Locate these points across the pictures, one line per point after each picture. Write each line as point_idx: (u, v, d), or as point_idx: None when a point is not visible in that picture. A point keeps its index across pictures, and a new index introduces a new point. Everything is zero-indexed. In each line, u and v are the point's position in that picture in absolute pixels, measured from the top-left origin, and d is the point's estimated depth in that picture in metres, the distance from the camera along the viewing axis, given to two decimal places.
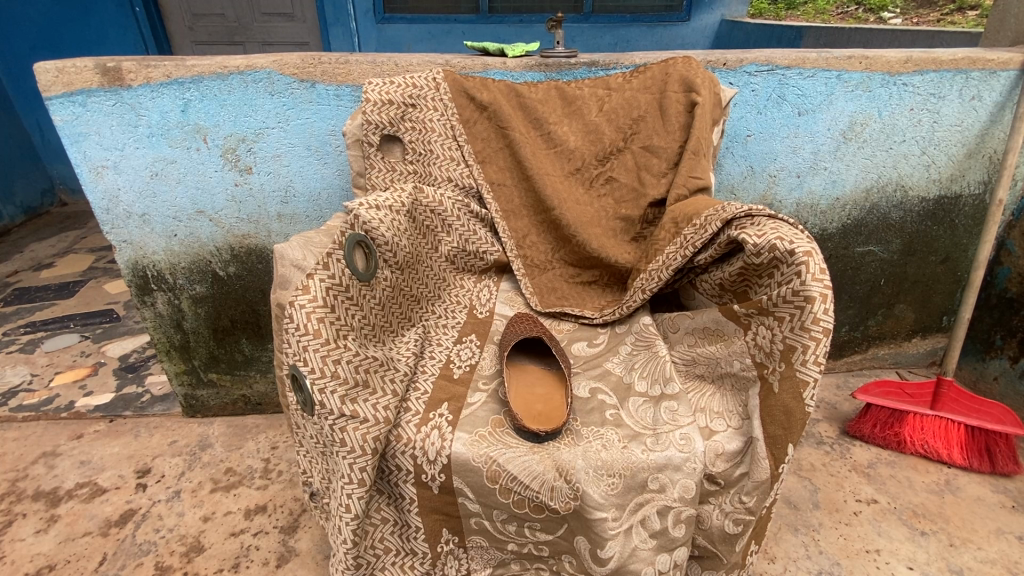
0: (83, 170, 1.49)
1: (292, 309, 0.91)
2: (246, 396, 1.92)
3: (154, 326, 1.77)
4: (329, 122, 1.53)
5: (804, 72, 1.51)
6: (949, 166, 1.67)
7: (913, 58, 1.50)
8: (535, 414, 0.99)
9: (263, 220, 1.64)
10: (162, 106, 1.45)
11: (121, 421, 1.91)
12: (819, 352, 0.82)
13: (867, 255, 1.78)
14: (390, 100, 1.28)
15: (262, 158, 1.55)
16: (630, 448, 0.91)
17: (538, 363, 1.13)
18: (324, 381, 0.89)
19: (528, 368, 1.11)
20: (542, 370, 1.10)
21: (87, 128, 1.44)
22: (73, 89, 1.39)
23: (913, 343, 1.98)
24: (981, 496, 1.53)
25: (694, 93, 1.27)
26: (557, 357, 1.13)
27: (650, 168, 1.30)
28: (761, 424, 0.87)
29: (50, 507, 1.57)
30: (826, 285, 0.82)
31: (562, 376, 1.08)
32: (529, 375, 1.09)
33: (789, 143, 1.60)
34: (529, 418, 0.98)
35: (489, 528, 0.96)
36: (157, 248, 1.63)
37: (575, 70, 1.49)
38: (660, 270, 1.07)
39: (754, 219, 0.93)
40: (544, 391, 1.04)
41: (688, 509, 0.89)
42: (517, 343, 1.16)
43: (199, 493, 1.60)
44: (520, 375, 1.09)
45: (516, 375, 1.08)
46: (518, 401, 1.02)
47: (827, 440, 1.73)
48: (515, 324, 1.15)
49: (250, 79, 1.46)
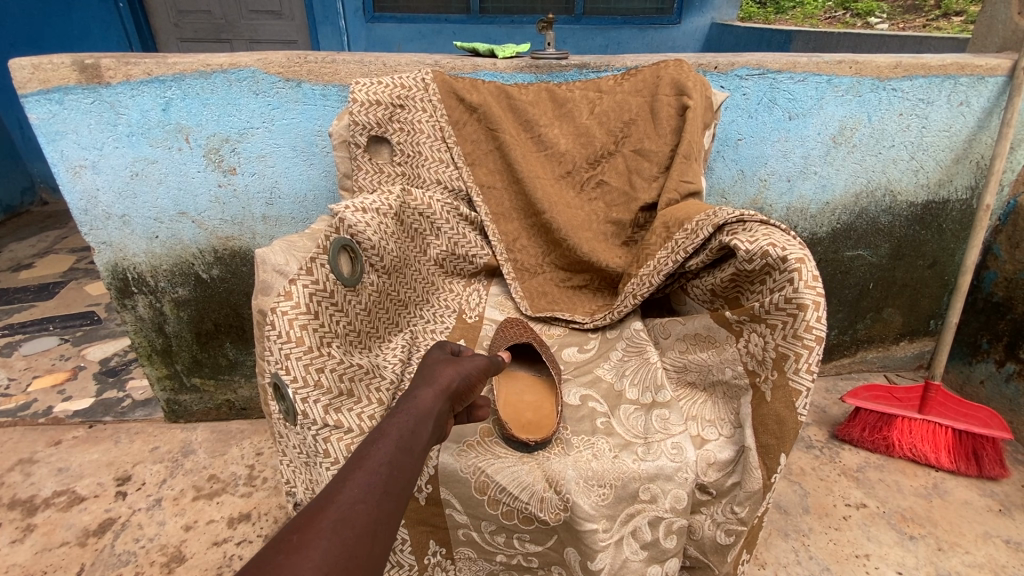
0: (60, 169, 1.45)
1: (273, 317, 0.89)
2: (230, 401, 1.88)
3: (135, 330, 1.73)
4: (315, 122, 1.50)
5: (794, 76, 1.50)
6: (937, 171, 1.67)
7: (903, 64, 1.51)
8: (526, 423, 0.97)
9: (248, 222, 1.60)
10: (142, 105, 1.41)
11: (101, 426, 1.86)
12: (811, 361, 0.81)
13: (856, 259, 1.79)
14: (378, 100, 1.26)
15: (245, 159, 1.52)
16: (620, 458, 0.89)
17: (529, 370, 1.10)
18: (307, 391, 0.87)
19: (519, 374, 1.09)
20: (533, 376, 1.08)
21: (64, 126, 1.39)
22: (49, 86, 1.35)
23: (901, 347, 2.00)
24: (969, 500, 1.53)
25: (686, 96, 1.26)
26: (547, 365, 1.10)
27: (641, 172, 1.29)
28: (753, 433, 0.86)
29: (26, 517, 1.52)
30: (819, 293, 0.81)
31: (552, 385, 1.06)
32: (521, 380, 1.07)
33: (779, 147, 1.59)
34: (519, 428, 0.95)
35: (477, 540, 0.94)
36: (138, 250, 1.59)
37: (565, 72, 1.48)
38: (651, 275, 1.06)
39: (745, 224, 0.92)
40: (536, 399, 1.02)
41: (679, 520, 0.88)
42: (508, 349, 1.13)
43: (181, 500, 1.56)
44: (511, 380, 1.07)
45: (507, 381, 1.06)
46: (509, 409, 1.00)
47: (817, 444, 1.74)
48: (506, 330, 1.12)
49: (233, 78, 1.42)
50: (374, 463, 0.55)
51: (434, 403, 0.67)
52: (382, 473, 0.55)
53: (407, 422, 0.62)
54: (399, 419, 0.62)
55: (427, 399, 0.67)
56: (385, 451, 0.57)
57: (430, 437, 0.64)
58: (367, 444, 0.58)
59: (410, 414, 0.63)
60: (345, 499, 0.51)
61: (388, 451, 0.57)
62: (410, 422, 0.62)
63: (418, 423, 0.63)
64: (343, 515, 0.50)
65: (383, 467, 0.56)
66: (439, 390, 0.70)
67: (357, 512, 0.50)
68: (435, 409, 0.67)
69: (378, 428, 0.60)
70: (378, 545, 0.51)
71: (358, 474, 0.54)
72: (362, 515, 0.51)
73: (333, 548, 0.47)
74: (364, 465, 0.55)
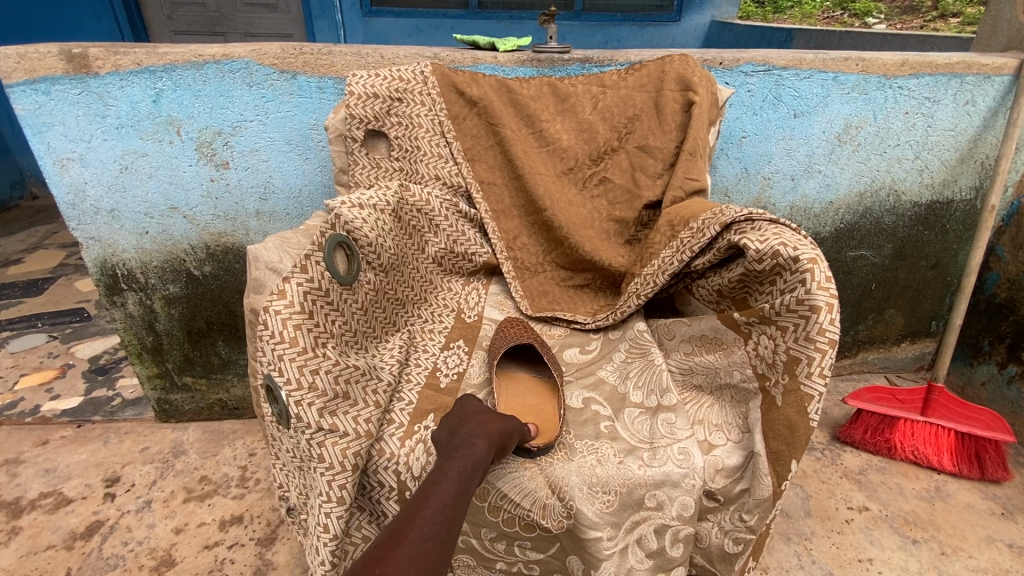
0: (47, 162, 1.40)
1: (265, 316, 0.85)
2: (223, 400, 1.85)
3: (124, 328, 1.68)
4: (311, 116, 1.46)
5: (800, 73, 1.48)
6: (942, 171, 1.66)
7: (909, 62, 1.48)
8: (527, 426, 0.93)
9: (241, 218, 1.56)
10: (132, 96, 1.37)
11: (90, 426, 1.82)
12: (824, 364, 0.78)
13: (860, 260, 1.77)
14: (375, 93, 1.22)
15: (238, 153, 1.48)
16: (626, 463, 0.86)
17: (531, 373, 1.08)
18: (301, 394, 0.83)
19: (522, 376, 1.07)
20: (535, 379, 1.06)
21: (50, 118, 1.35)
22: (35, 76, 1.30)
23: (902, 348, 1.98)
24: (972, 503, 1.52)
25: (691, 92, 1.24)
26: (548, 366, 1.08)
27: (645, 169, 1.26)
28: (762, 438, 0.83)
29: (10, 519, 1.48)
30: (833, 294, 0.78)
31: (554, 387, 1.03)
32: (523, 383, 1.05)
33: (783, 146, 1.57)
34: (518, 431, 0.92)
35: (477, 547, 0.91)
36: (127, 245, 1.55)
37: (567, 66, 1.45)
38: (656, 275, 1.03)
39: (754, 223, 0.89)
40: (538, 403, 0.99)
41: (686, 528, 0.86)
42: (510, 349, 1.11)
43: (171, 503, 1.53)
44: (513, 382, 1.05)
45: (509, 383, 1.04)
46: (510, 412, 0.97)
47: (818, 446, 1.72)
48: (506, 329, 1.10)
49: (226, 69, 1.38)
50: (439, 503, 0.60)
51: (482, 456, 0.72)
52: (447, 514, 0.59)
53: (462, 469, 0.67)
54: (455, 468, 0.67)
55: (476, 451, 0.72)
56: (447, 494, 0.62)
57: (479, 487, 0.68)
58: (429, 487, 0.62)
59: (464, 464, 0.68)
60: (418, 534, 0.55)
61: (450, 495, 0.62)
62: (465, 470, 0.67)
63: (471, 472, 0.67)
64: (418, 549, 0.53)
65: (447, 508, 0.60)
66: (485, 443, 0.74)
67: (429, 548, 0.53)
68: (482, 463, 0.71)
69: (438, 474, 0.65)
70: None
71: (426, 514, 0.58)
72: (433, 551, 0.54)
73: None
74: (429, 506, 0.59)
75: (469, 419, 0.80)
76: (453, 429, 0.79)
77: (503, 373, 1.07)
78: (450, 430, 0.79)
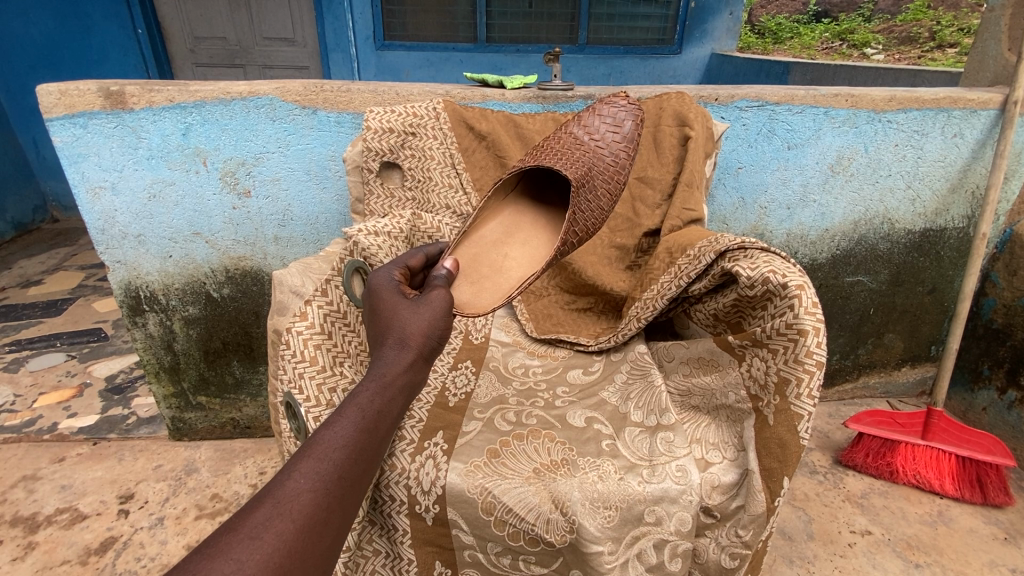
0: (80, 190, 1.48)
1: (288, 336, 0.93)
2: (235, 419, 1.90)
3: (144, 347, 1.75)
4: (329, 148, 1.55)
5: (792, 108, 1.55)
6: (934, 200, 1.71)
7: (897, 97, 1.55)
8: (476, 277, 1.08)
9: (260, 243, 1.64)
10: (163, 129, 1.45)
11: (105, 444, 1.87)
12: (813, 386, 0.83)
13: (856, 285, 1.82)
14: (390, 128, 1.32)
15: (259, 182, 1.56)
16: (626, 480, 0.91)
17: (544, 224, 1.23)
18: (319, 411, 0.90)
19: (533, 222, 1.23)
20: (540, 230, 1.21)
21: (86, 149, 1.43)
22: (74, 111, 1.39)
23: (902, 372, 2.02)
24: (974, 528, 1.53)
25: (687, 127, 1.31)
26: (545, 237, 1.20)
27: (644, 199, 1.33)
28: (756, 456, 0.87)
29: (27, 534, 1.52)
30: (819, 319, 0.83)
31: (566, 254, 1.12)
32: (526, 233, 1.21)
33: (778, 176, 1.64)
34: (466, 277, 1.07)
35: (483, 561, 0.95)
36: (150, 268, 1.62)
37: (572, 103, 1.53)
38: (654, 299, 1.07)
39: (746, 251, 0.94)
40: (515, 261, 1.13)
41: (684, 543, 0.89)
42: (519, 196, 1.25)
43: (183, 519, 1.56)
44: (514, 224, 1.21)
45: (511, 222, 1.21)
46: (477, 252, 1.13)
47: (820, 469, 1.74)
48: (558, 141, 1.17)
49: (251, 105, 1.47)
50: (324, 449, 0.53)
51: (400, 376, 0.65)
52: (334, 460, 0.52)
53: (370, 399, 0.60)
54: (359, 399, 0.59)
55: (392, 373, 0.64)
56: (340, 435, 0.55)
57: (397, 411, 0.62)
58: (321, 428, 0.55)
59: (374, 392, 0.60)
60: (289, 489, 0.49)
61: (344, 437, 0.55)
62: (373, 402, 0.59)
63: (381, 402, 0.60)
64: (280, 510, 0.47)
65: (336, 452, 0.53)
66: (408, 357, 0.67)
67: (297, 505, 0.48)
68: (402, 383, 0.64)
69: (334, 410, 0.57)
70: (326, 538, 0.49)
71: (307, 463, 0.51)
72: (307, 505, 0.48)
73: (275, 543, 0.45)
74: (313, 453, 0.52)
75: (393, 323, 0.72)
76: (379, 335, 0.72)
77: (509, 213, 1.23)
78: (376, 337, 0.72)
